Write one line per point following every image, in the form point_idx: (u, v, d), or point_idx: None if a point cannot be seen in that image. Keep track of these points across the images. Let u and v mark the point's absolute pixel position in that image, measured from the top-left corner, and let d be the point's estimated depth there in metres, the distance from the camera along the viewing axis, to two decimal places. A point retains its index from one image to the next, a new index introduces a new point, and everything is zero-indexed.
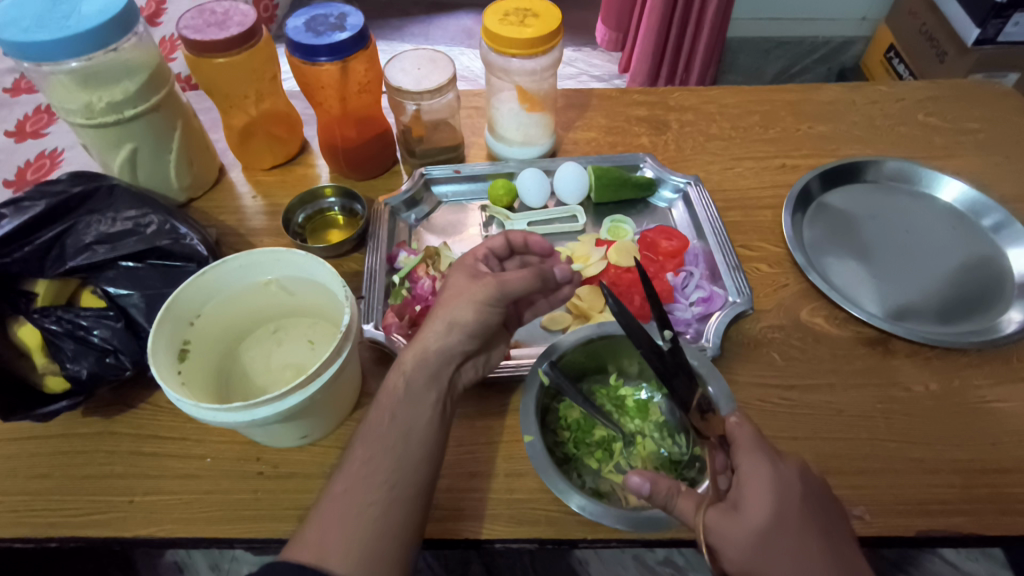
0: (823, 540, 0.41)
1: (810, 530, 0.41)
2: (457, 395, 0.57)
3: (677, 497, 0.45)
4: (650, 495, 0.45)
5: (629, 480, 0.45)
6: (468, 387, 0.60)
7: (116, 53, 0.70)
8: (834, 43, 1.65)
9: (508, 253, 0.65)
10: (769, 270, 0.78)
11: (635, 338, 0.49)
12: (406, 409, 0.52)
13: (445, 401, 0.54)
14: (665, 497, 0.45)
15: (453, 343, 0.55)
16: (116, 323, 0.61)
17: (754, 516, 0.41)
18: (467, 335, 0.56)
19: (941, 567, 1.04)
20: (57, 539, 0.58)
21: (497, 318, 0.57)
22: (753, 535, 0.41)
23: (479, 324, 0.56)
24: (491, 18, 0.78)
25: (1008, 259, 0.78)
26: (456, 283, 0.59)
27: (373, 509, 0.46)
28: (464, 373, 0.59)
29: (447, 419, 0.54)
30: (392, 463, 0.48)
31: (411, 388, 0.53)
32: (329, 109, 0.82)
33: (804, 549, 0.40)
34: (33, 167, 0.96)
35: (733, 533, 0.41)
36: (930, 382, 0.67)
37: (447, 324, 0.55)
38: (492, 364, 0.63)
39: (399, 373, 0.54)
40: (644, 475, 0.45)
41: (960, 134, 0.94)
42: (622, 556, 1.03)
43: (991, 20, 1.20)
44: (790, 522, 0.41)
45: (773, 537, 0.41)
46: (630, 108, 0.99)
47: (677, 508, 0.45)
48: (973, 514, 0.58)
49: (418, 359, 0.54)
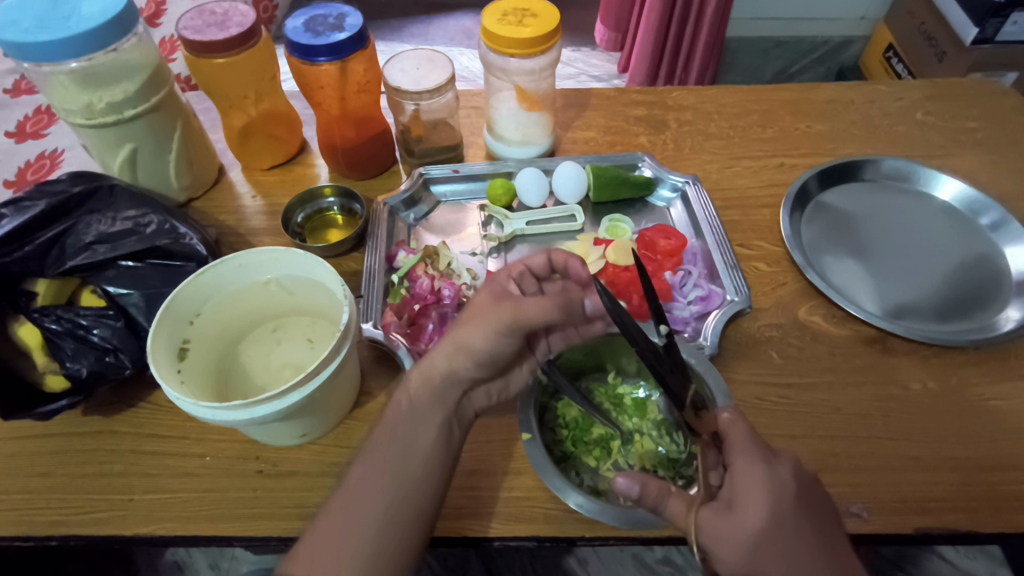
0: (818, 542, 0.41)
1: (805, 531, 0.41)
2: (467, 419, 0.58)
3: (668, 498, 0.46)
4: (640, 496, 0.46)
5: (617, 483, 0.46)
6: (481, 410, 0.60)
7: (117, 53, 0.70)
8: (833, 43, 1.65)
9: (547, 273, 0.62)
10: (767, 269, 0.78)
11: (629, 334, 0.47)
12: (408, 429, 0.53)
13: (450, 424, 0.55)
14: (656, 498, 0.46)
15: (460, 368, 0.55)
16: (116, 323, 0.61)
17: (746, 517, 0.41)
18: (475, 362, 0.55)
19: (940, 566, 1.04)
20: (57, 538, 0.58)
21: (511, 347, 0.56)
22: (748, 536, 0.40)
23: (487, 352, 0.55)
24: (490, 18, 0.79)
25: (1005, 257, 0.79)
26: (477, 307, 0.57)
27: (365, 529, 0.47)
28: (476, 397, 0.59)
29: (453, 443, 0.55)
30: (391, 484, 0.50)
31: (416, 409, 0.54)
32: (328, 110, 0.83)
33: (800, 551, 0.40)
34: (33, 167, 0.96)
35: (723, 533, 0.41)
36: (928, 380, 0.67)
37: (454, 348, 0.55)
38: (512, 389, 0.62)
39: (405, 391, 0.55)
40: (634, 477, 0.46)
41: (958, 133, 0.95)
42: (621, 555, 1.03)
43: (989, 19, 1.20)
44: (785, 523, 0.41)
45: (766, 538, 0.40)
46: (628, 108, 0.99)
47: (668, 510, 0.46)
48: (971, 512, 0.58)
49: (423, 380, 0.55)
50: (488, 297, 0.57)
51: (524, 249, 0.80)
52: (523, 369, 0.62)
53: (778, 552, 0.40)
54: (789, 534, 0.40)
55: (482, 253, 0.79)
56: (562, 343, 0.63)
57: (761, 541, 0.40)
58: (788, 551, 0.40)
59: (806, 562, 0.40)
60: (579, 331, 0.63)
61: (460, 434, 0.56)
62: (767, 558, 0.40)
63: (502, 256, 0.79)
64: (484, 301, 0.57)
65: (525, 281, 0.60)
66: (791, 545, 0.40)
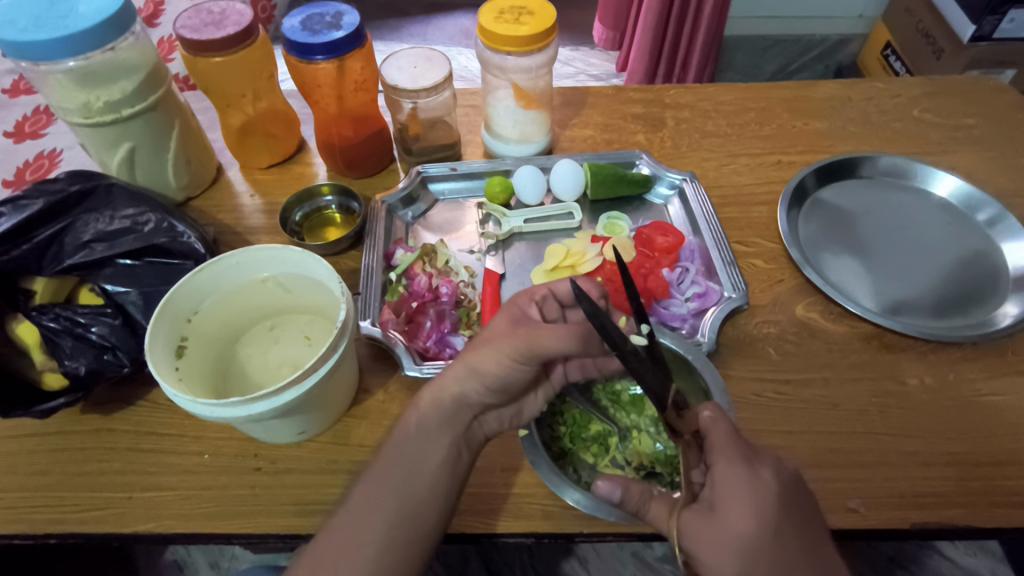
0: (799, 542, 0.41)
1: (785, 531, 0.41)
2: (476, 442, 0.57)
3: (650, 502, 0.47)
4: (622, 500, 0.47)
5: (600, 486, 0.47)
6: (492, 434, 0.59)
7: (114, 52, 0.70)
8: (831, 41, 1.65)
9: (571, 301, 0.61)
10: (764, 266, 0.78)
11: (610, 337, 0.45)
12: (417, 450, 0.53)
13: (459, 446, 0.55)
14: (638, 502, 0.47)
15: (471, 391, 0.55)
16: (113, 320, 0.61)
17: (725, 520, 0.41)
18: (486, 387, 0.54)
19: (939, 564, 1.04)
20: (55, 535, 0.58)
21: (525, 374, 0.54)
22: (732, 541, 0.40)
23: (499, 378, 0.54)
24: (487, 16, 0.79)
25: (1003, 253, 0.79)
26: (498, 332, 0.55)
27: (368, 549, 0.48)
28: (488, 421, 0.58)
29: (460, 467, 0.55)
30: (394, 502, 0.50)
31: (424, 428, 0.54)
32: (326, 108, 0.83)
33: (784, 553, 0.40)
34: (32, 167, 0.96)
35: (703, 536, 0.42)
36: (925, 376, 0.67)
37: (466, 371, 0.54)
38: (525, 415, 0.60)
39: (415, 410, 0.55)
40: (616, 481, 0.47)
41: (955, 130, 0.95)
42: (620, 553, 1.03)
43: (986, 17, 1.20)
44: (766, 524, 0.41)
45: (746, 540, 0.40)
46: (626, 106, 0.99)
47: (651, 513, 0.47)
48: (968, 507, 0.58)
49: (434, 400, 0.55)
50: (509, 322, 0.56)
51: (522, 247, 0.80)
52: (537, 395, 0.60)
53: (759, 554, 0.40)
54: (769, 534, 0.41)
55: (480, 251, 0.79)
56: (579, 372, 0.62)
57: (741, 543, 0.40)
58: (769, 551, 0.40)
59: (787, 564, 0.40)
60: (597, 362, 0.62)
61: (469, 457, 0.56)
62: (747, 560, 0.40)
63: (500, 254, 0.79)
64: (505, 326, 0.56)
65: (547, 305, 0.60)
66: (771, 546, 0.40)
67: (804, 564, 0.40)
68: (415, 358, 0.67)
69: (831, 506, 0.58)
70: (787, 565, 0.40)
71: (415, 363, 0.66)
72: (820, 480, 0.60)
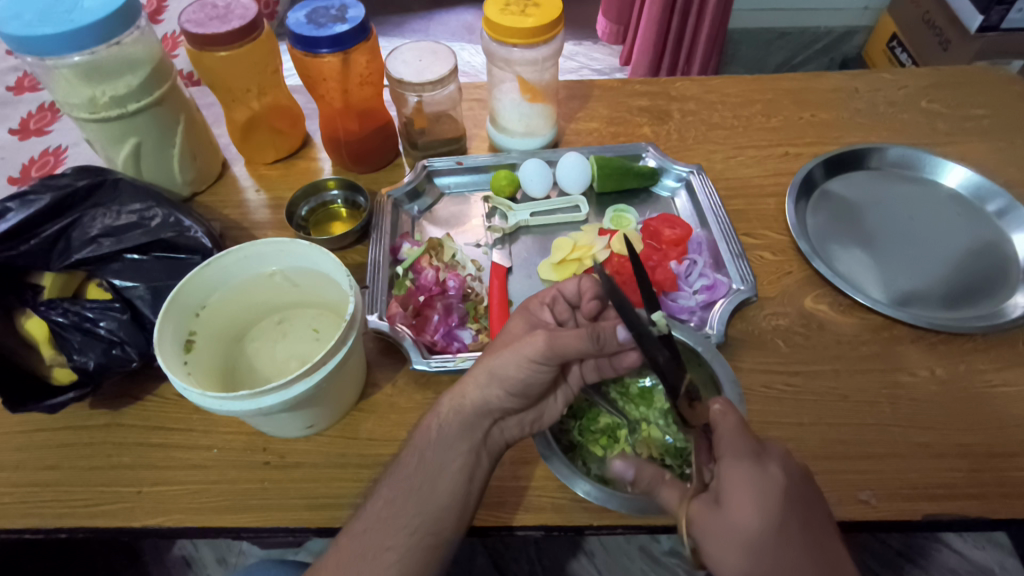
0: (802, 538, 0.40)
1: (789, 527, 0.40)
2: (497, 449, 0.57)
3: (661, 486, 0.46)
4: (634, 480, 0.46)
5: (614, 465, 0.46)
6: (513, 439, 0.58)
7: (119, 47, 0.70)
8: (836, 34, 1.65)
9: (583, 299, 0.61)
10: (772, 258, 0.77)
11: (629, 320, 0.46)
12: (436, 456, 0.53)
13: (478, 452, 0.55)
14: (650, 483, 0.46)
15: (491, 397, 0.54)
16: (121, 315, 0.61)
17: (727, 513, 0.41)
18: (508, 391, 0.54)
19: (949, 557, 1.03)
20: (66, 529, 0.58)
21: (545, 376, 0.54)
22: (736, 538, 0.40)
23: (520, 382, 0.53)
24: (492, 7, 0.78)
25: (1012, 244, 0.78)
26: (518, 337, 0.57)
27: (389, 553, 0.49)
28: (508, 428, 0.57)
29: (479, 472, 0.55)
30: (413, 507, 0.51)
31: (444, 434, 0.54)
32: (331, 102, 0.82)
33: (788, 553, 0.39)
34: (38, 164, 0.96)
35: (709, 530, 0.41)
36: (935, 367, 0.67)
37: (486, 376, 0.54)
38: (546, 420, 0.59)
39: (435, 416, 0.55)
40: (631, 461, 0.46)
41: (964, 120, 0.94)
42: (628, 547, 1.03)
43: (994, 7, 1.19)
44: (770, 520, 0.40)
45: (749, 537, 0.39)
46: (631, 99, 0.99)
47: (662, 497, 0.46)
48: (980, 498, 0.58)
49: (454, 407, 0.55)
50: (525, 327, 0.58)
51: (529, 241, 0.80)
52: (557, 398, 0.59)
53: (762, 551, 0.39)
54: (772, 531, 0.40)
55: (486, 245, 0.79)
56: (595, 372, 0.60)
57: (744, 539, 0.39)
58: (771, 547, 0.39)
59: (792, 563, 0.39)
60: (611, 360, 0.59)
61: (489, 464, 0.56)
62: (750, 556, 0.39)
63: (506, 248, 0.79)
64: (523, 331, 0.58)
65: (558, 307, 0.60)
66: (773, 543, 0.39)
67: (807, 562, 0.39)
68: (423, 351, 0.67)
69: (843, 498, 0.58)
70: (789, 562, 0.39)
71: (423, 356, 0.66)
72: (831, 472, 0.59)
